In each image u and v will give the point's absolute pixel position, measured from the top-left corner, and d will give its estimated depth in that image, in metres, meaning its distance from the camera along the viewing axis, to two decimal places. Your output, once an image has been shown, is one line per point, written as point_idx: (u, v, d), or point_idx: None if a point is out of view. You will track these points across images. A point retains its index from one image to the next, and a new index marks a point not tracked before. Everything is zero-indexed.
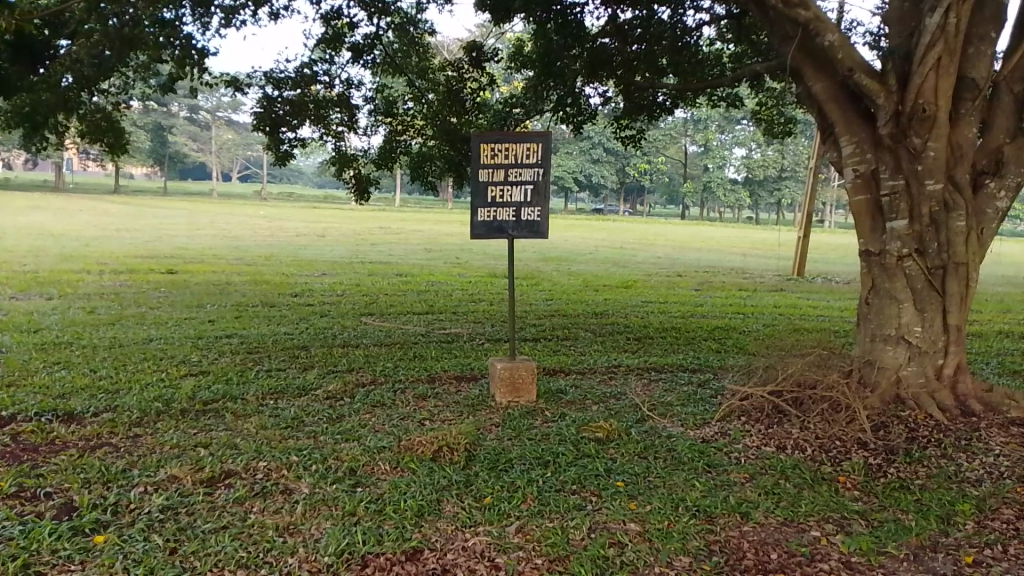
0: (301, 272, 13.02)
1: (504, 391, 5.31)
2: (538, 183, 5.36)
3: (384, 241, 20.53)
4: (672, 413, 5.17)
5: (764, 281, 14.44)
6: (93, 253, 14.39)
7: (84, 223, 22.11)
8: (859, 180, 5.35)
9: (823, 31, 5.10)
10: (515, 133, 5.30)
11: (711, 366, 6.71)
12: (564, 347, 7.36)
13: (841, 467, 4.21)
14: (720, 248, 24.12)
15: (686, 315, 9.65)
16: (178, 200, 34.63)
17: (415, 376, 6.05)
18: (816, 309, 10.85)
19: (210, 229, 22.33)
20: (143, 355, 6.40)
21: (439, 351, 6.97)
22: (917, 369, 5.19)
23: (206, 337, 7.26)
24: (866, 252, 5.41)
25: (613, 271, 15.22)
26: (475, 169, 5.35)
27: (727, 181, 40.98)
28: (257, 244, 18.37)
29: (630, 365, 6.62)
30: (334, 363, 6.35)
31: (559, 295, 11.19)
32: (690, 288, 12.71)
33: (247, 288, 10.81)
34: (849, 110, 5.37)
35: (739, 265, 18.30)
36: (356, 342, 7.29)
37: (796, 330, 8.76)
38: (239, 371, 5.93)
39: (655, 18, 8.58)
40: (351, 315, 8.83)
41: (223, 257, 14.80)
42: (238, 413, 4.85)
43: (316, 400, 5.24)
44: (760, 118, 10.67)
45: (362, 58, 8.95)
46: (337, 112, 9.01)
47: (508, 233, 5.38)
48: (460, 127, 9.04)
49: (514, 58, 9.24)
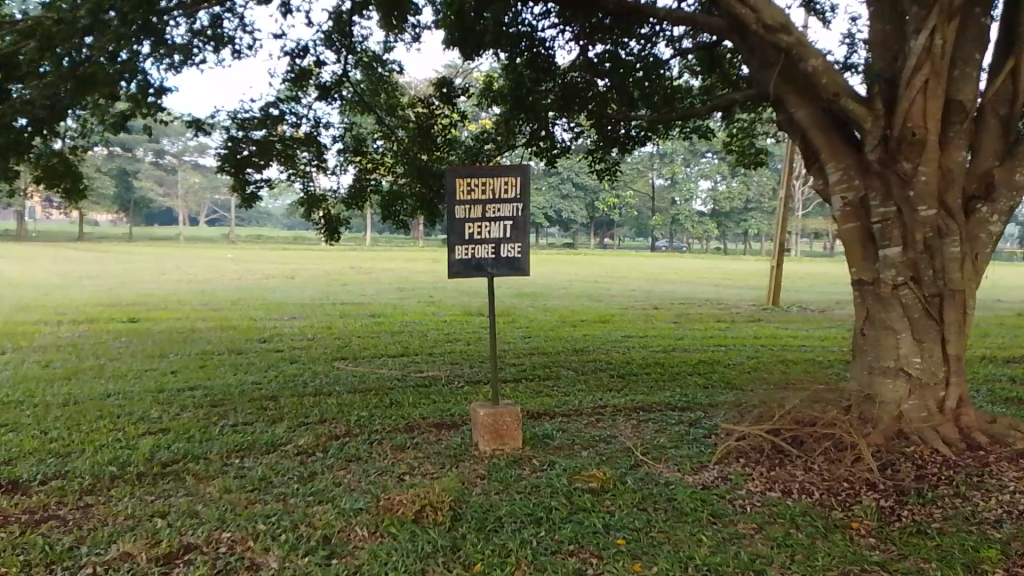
0: (270, 316, 12.60)
1: (488, 438, 4.99)
2: (518, 219, 5.11)
3: (355, 282, 20.13)
4: (665, 457, 4.88)
5: (741, 312, 14.30)
6: (51, 302, 13.84)
7: (43, 271, 21.45)
8: (848, 208, 5.18)
9: (806, 55, 4.95)
10: (491, 166, 5.07)
11: (700, 403, 6.42)
12: (547, 387, 7.06)
13: (852, 512, 3.96)
14: (692, 279, 24.09)
15: (668, 350, 9.40)
16: (143, 246, 33.95)
17: (392, 425, 5.70)
18: (797, 339, 10.67)
19: (174, 274, 21.78)
20: (98, 412, 5.98)
21: (416, 396, 6.63)
22: (918, 403, 4.97)
23: (168, 390, 6.84)
24: (859, 281, 5.23)
25: (589, 305, 15.01)
26: (451, 206, 5.08)
27: (695, 214, 41.19)
28: (223, 288, 17.88)
29: (617, 406, 6.32)
30: (306, 414, 5.97)
31: (536, 332, 10.91)
32: (668, 321, 12.50)
33: (212, 335, 10.38)
34: (834, 137, 5.22)
35: (713, 296, 18.20)
36: (329, 390, 6.92)
37: (781, 361, 8.54)
38: (203, 427, 5.53)
39: (623, 53, 8.43)
40: (323, 360, 8.46)
41: (188, 303, 14.33)
42: (201, 475, 4.48)
43: (286, 456, 4.87)
44: (732, 149, 10.55)
45: (329, 96, 8.72)
46: (303, 151, 8.71)
47: (488, 271, 5.09)
48: (430, 164, 8.80)
49: (485, 94, 9.09)
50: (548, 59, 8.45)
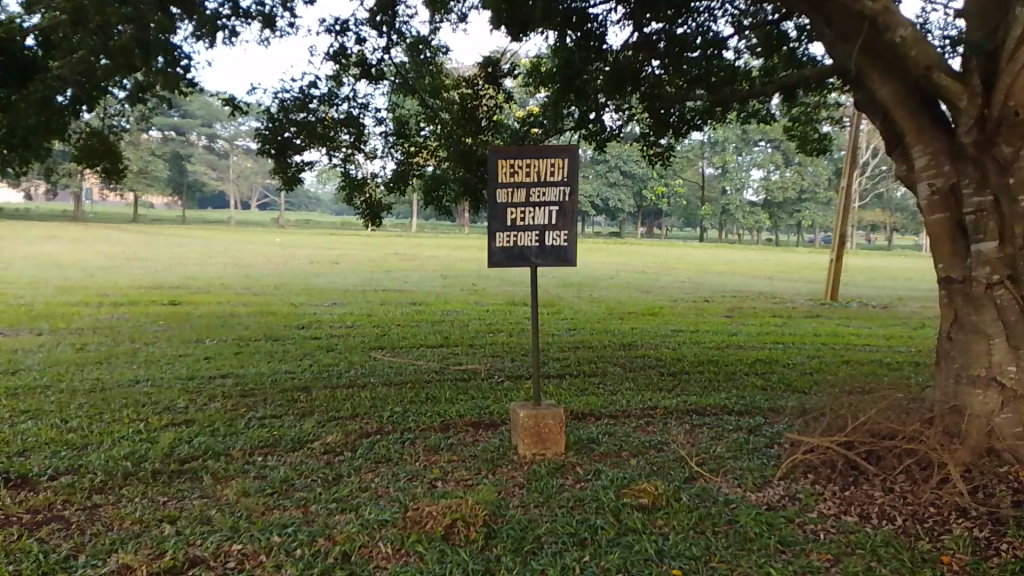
0: (312, 302, 12.37)
1: (528, 441, 4.61)
2: (564, 204, 4.69)
3: (398, 268, 19.82)
4: (724, 470, 4.42)
5: (797, 307, 13.60)
6: (96, 284, 13.83)
7: (95, 253, 21.70)
8: (936, 197, 4.66)
9: (892, 25, 4.42)
10: (536, 147, 4.65)
11: (760, 408, 5.89)
12: (593, 385, 6.61)
13: (942, 543, 3.47)
14: (743, 271, 23.22)
15: (722, 346, 8.87)
16: (194, 229, 34.33)
17: (426, 422, 5.34)
18: (860, 337, 10.03)
19: (221, 258, 21.81)
20: (123, 401, 5.74)
21: (454, 392, 6.25)
22: (1012, 417, 4.38)
23: (198, 378, 6.59)
24: (947, 279, 4.70)
25: (637, 297, 14.47)
26: (492, 191, 4.68)
27: (746, 204, 39.76)
28: (268, 272, 17.78)
29: (668, 408, 5.85)
30: (336, 408, 5.64)
31: (582, 324, 10.46)
32: (720, 315, 11.92)
33: (250, 320, 10.17)
34: (921, 117, 4.69)
35: (766, 290, 17.43)
36: (363, 382, 6.58)
37: (845, 362, 7.95)
38: (228, 421, 5.25)
39: (677, 33, 7.87)
40: (359, 350, 8.16)
41: (231, 287, 14.19)
42: (219, 475, 4.19)
43: (311, 456, 4.54)
44: (793, 134, 9.92)
45: (371, 75, 8.38)
46: (345, 133, 8.39)
47: (531, 261, 4.69)
48: (475, 148, 8.36)
49: (532, 75, 8.64)
50: (601, 37, 7.89)
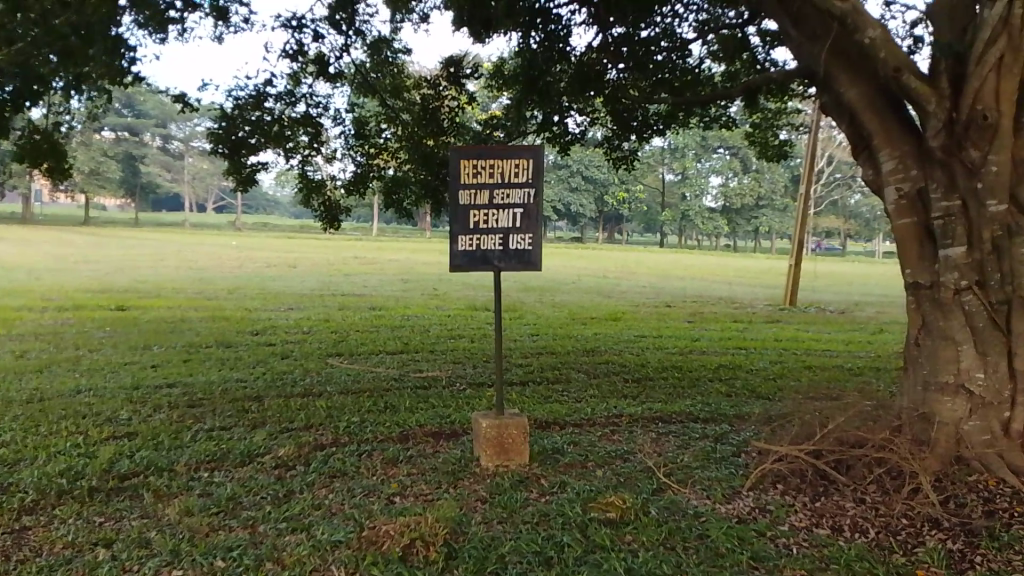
0: (267, 307, 12.03)
1: (490, 452, 4.43)
2: (529, 207, 4.52)
3: (358, 273, 19.43)
4: (693, 480, 4.29)
5: (758, 312, 13.62)
6: (41, 287, 13.28)
7: (41, 255, 20.94)
8: (903, 201, 4.61)
9: (863, 25, 4.35)
10: (499, 146, 4.49)
11: (726, 415, 5.79)
12: (556, 393, 6.45)
13: (917, 557, 3.39)
14: (703, 276, 23.30)
15: (685, 352, 8.79)
16: (147, 231, 33.45)
17: (384, 433, 5.13)
18: (820, 342, 10.04)
19: (174, 261, 21.21)
20: (62, 412, 5.43)
21: (414, 400, 6.04)
22: (980, 425, 4.34)
23: (144, 387, 6.27)
24: (914, 284, 4.66)
25: (600, 302, 14.38)
26: (453, 192, 4.50)
27: (705, 210, 39.99)
28: (223, 276, 17.31)
29: (634, 416, 5.72)
30: (290, 419, 5.39)
31: (544, 329, 10.31)
32: (682, 321, 11.86)
33: (202, 326, 9.81)
34: (889, 120, 4.64)
35: (727, 295, 17.49)
36: (319, 391, 6.32)
37: (807, 367, 7.92)
38: (174, 433, 4.98)
39: (639, 37, 7.78)
40: (316, 356, 7.90)
41: (183, 291, 13.74)
42: (161, 492, 3.94)
43: (261, 470, 4.30)
44: (755, 140, 9.90)
45: (328, 74, 8.12)
46: (302, 133, 8.13)
47: (494, 264, 4.52)
48: (436, 150, 8.14)
49: (494, 76, 8.47)
50: (565, 39, 7.75)
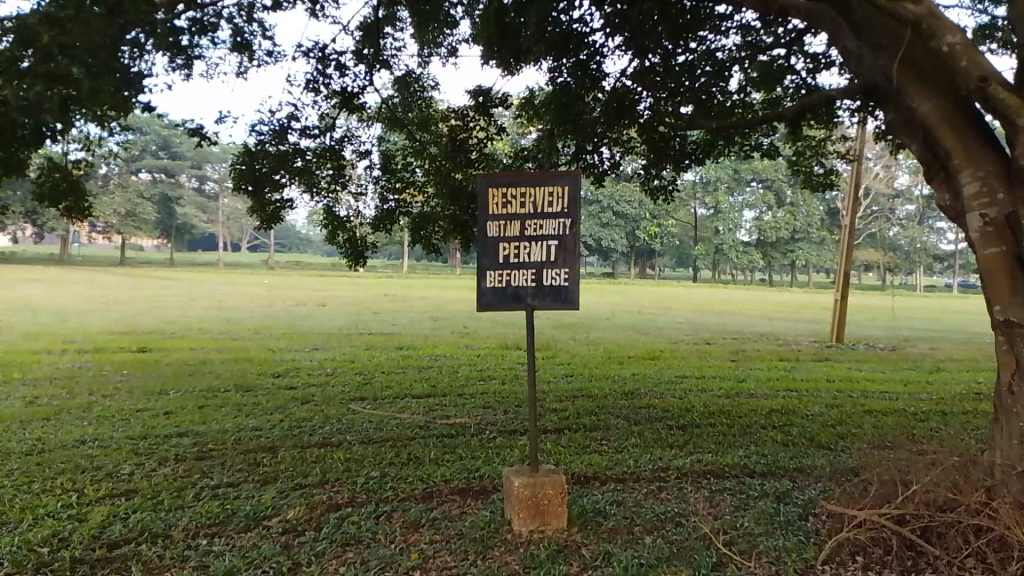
0: (292, 347, 11.66)
1: (524, 515, 3.92)
2: (564, 238, 4.06)
3: (386, 310, 19.10)
4: (758, 552, 3.74)
5: (802, 349, 12.91)
6: (65, 329, 13.08)
7: (72, 296, 20.92)
8: (990, 228, 4.05)
9: (938, 32, 3.84)
10: (532, 173, 4.05)
11: (785, 468, 5.20)
12: (595, 442, 5.91)
13: None
14: (739, 311, 22.56)
15: (731, 394, 8.20)
16: (180, 270, 33.63)
17: (407, 489, 4.64)
18: (876, 383, 9.37)
19: (203, 300, 21.06)
20: (62, 466, 5.04)
21: (439, 451, 5.54)
22: None
23: (153, 437, 5.86)
24: (1005, 321, 4.08)
25: (636, 339, 13.80)
26: (481, 222, 4.06)
27: (739, 244, 38.78)
28: (249, 316, 17.03)
29: (682, 468, 5.16)
30: (305, 473, 4.94)
31: (580, 370, 9.78)
32: (724, 359, 11.25)
33: (224, 368, 9.45)
34: (969, 137, 4.13)
35: (768, 331, 16.79)
36: (339, 440, 5.86)
37: (867, 412, 7.28)
38: (177, 490, 4.55)
39: (676, 63, 7.32)
40: (338, 401, 7.47)
41: (208, 332, 13.45)
42: (151, 564, 3.49)
43: (266, 536, 3.84)
44: (798, 169, 9.24)
45: (354, 106, 7.80)
46: (325, 169, 7.81)
47: (526, 303, 4.05)
48: (465, 183, 7.75)
49: (524, 108, 8.08)
50: (599, 66, 7.34)
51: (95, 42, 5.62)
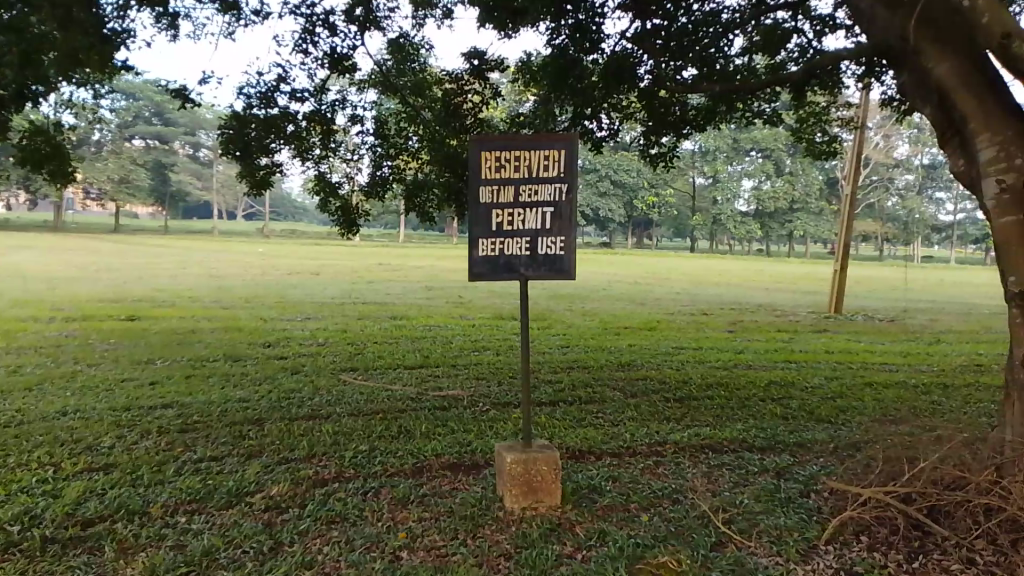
0: (283, 317, 11.46)
1: (516, 492, 3.78)
2: (561, 206, 3.86)
3: (382, 279, 18.86)
4: (758, 532, 3.60)
5: (800, 321, 12.76)
6: (53, 297, 12.86)
7: (63, 263, 20.62)
8: (1006, 197, 3.86)
9: None
10: (527, 136, 3.84)
11: (787, 442, 5.06)
12: (590, 415, 5.76)
13: None
14: (738, 282, 22.36)
15: (729, 366, 8.05)
16: (174, 238, 33.28)
17: (396, 464, 4.50)
18: (876, 355, 9.22)
19: (196, 268, 20.78)
20: (40, 439, 4.88)
21: (430, 423, 5.39)
22: None
23: (137, 409, 5.70)
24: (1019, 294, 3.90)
25: (633, 310, 13.64)
26: (473, 188, 3.86)
27: (738, 214, 38.46)
28: (242, 284, 16.80)
29: (680, 442, 5.02)
30: (292, 446, 4.79)
31: (576, 341, 9.62)
32: (722, 331, 11.11)
33: (212, 337, 9.26)
34: (987, 100, 3.93)
35: (767, 302, 16.63)
36: (327, 412, 5.70)
37: (868, 385, 7.15)
38: (157, 464, 4.40)
39: (679, 25, 7.05)
40: (327, 371, 7.30)
41: (198, 301, 13.23)
42: (126, 542, 3.35)
43: (247, 514, 3.68)
44: (801, 137, 8.99)
45: (344, 69, 7.53)
46: (316, 133, 7.54)
47: (520, 273, 3.87)
48: (459, 150, 7.50)
49: (521, 72, 7.81)
50: (598, 29, 7.07)
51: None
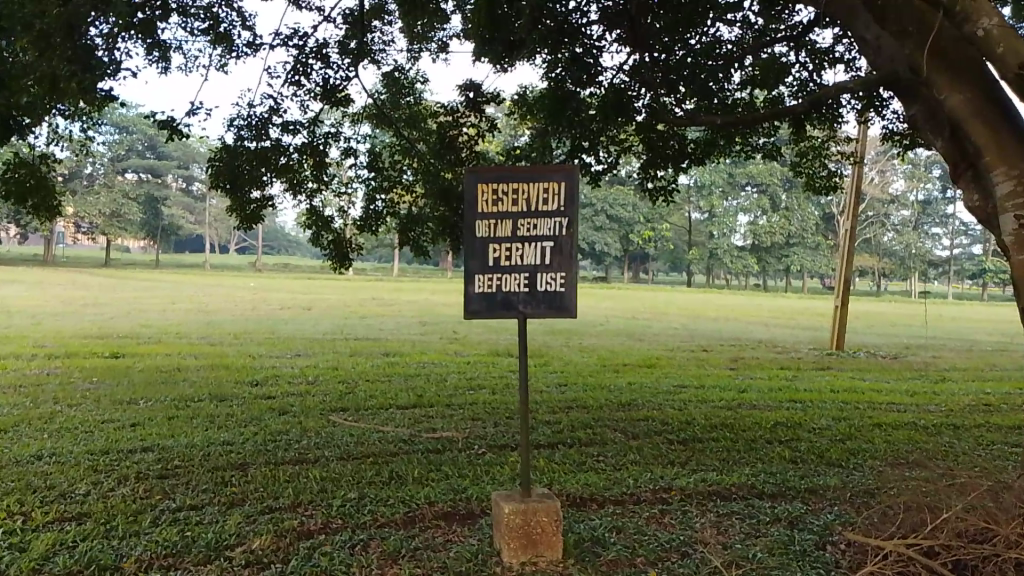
0: (274, 354, 11.20)
1: (514, 546, 3.53)
2: (561, 240, 3.68)
3: (376, 314, 18.61)
4: None
5: (802, 358, 12.53)
6: (38, 333, 12.58)
7: (52, 298, 20.33)
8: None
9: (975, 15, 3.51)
10: (525, 168, 3.67)
11: (797, 488, 4.83)
12: (591, 458, 5.52)
13: None
14: (738, 317, 22.12)
15: (731, 405, 7.82)
16: (166, 272, 33.00)
17: (386, 513, 4.24)
18: (881, 394, 9.00)
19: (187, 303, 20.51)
20: (9, 485, 4.61)
21: (424, 468, 5.14)
22: None
23: (115, 452, 5.44)
24: None
25: (632, 346, 13.39)
26: (469, 221, 3.68)
27: (734, 248, 38.36)
28: (234, 320, 16.54)
29: (685, 488, 4.79)
30: (277, 493, 4.53)
31: (574, 379, 9.38)
32: (724, 368, 10.87)
33: (199, 375, 9.00)
34: (1002, 132, 3.78)
35: (767, 337, 16.39)
36: (315, 457, 5.45)
37: (876, 426, 6.92)
38: (134, 513, 4.14)
39: (676, 58, 6.95)
40: (316, 412, 7.04)
41: (188, 337, 12.96)
42: None
43: (226, 570, 3.43)
44: (801, 171, 8.88)
45: (337, 102, 7.40)
46: (308, 166, 7.38)
47: (519, 310, 3.68)
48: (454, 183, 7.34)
49: (518, 105, 7.70)
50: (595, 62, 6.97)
51: (50, 25, 5.24)
